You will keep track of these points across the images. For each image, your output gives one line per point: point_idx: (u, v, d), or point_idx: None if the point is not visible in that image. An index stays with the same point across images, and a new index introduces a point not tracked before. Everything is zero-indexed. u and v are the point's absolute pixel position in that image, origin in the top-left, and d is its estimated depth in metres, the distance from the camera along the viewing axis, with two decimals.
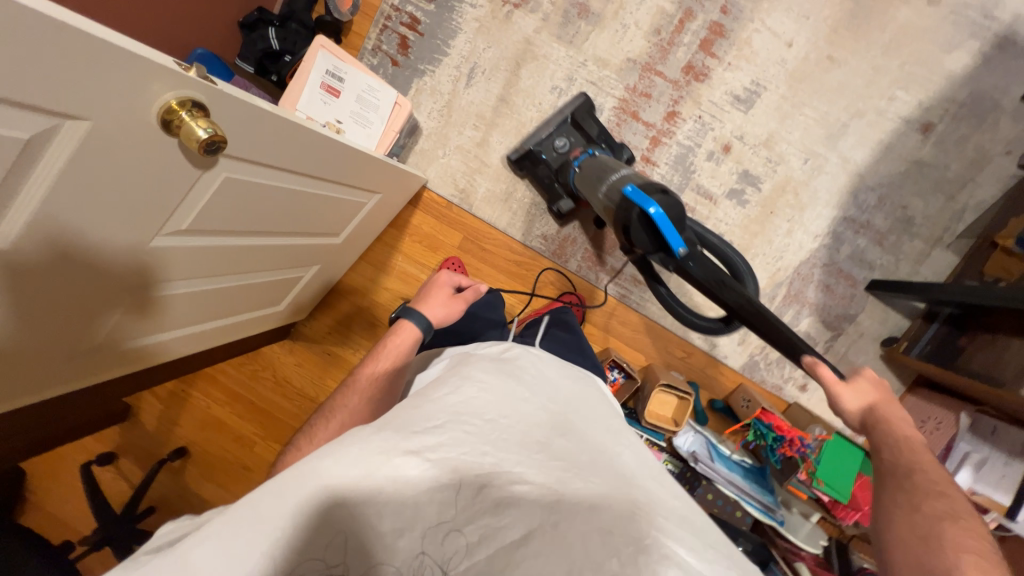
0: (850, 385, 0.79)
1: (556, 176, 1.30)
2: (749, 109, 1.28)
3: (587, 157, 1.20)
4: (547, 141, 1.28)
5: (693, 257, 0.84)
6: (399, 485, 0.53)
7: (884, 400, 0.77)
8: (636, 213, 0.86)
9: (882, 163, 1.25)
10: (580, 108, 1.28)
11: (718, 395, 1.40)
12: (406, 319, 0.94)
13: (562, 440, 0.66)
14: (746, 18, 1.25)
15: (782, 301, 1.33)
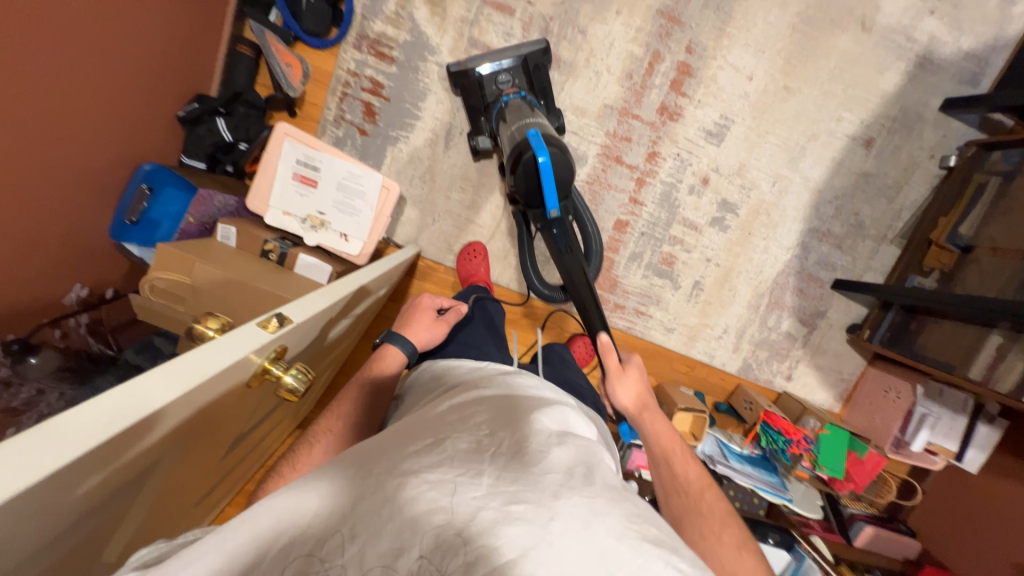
0: (624, 377, 0.91)
1: (485, 110, 1.21)
2: (721, 143, 1.36)
3: (519, 103, 1.13)
4: (493, 71, 1.17)
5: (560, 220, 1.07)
6: (394, 495, 0.45)
7: (645, 386, 0.91)
8: (528, 156, 0.98)
9: (836, 178, 1.40)
10: (535, 54, 1.19)
11: (720, 398, 1.56)
12: (390, 344, 0.88)
13: (566, 446, 0.55)
14: (709, 56, 1.30)
15: (765, 308, 1.49)
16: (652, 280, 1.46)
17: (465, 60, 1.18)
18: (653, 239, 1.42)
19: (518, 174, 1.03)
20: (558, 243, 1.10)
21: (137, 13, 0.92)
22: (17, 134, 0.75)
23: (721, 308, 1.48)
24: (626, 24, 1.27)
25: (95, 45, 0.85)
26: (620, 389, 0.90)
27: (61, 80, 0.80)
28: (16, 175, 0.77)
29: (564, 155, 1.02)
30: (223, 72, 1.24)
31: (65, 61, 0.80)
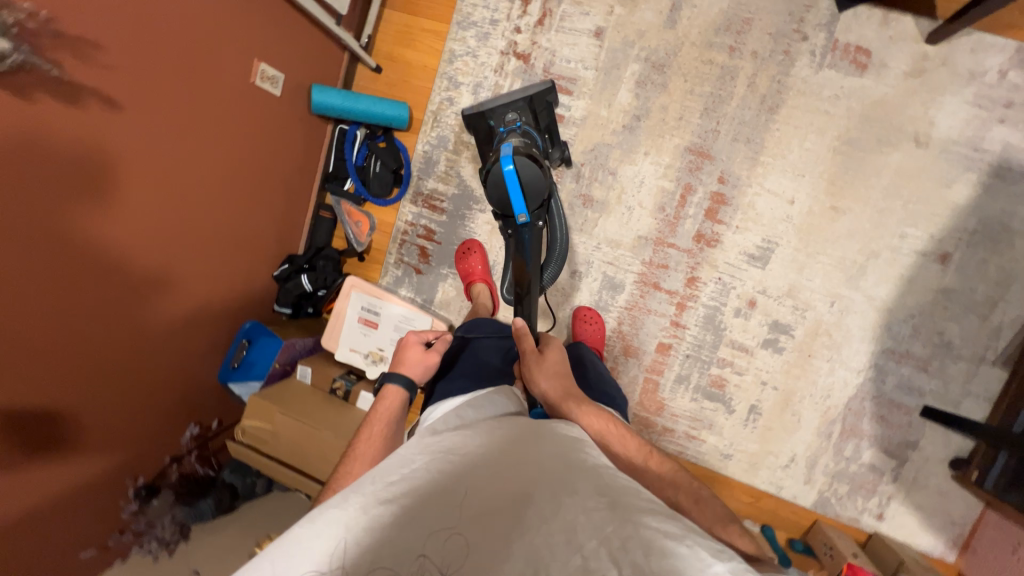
0: (544, 367, 0.90)
1: (489, 144, 1.25)
2: (766, 265, 1.32)
3: (517, 132, 1.14)
4: (500, 110, 1.19)
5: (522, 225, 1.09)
6: (412, 491, 0.53)
7: (565, 372, 0.90)
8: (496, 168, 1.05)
9: (908, 296, 1.27)
10: (545, 95, 1.23)
11: (795, 534, 1.39)
12: (387, 383, 0.90)
13: (561, 449, 0.62)
14: (743, 184, 1.31)
15: (840, 435, 1.34)
16: (701, 403, 1.40)
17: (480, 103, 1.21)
18: (700, 361, 1.38)
19: (489, 184, 1.10)
20: (523, 264, 1.15)
21: (243, 212, 1.22)
22: (143, 319, 1.02)
23: (785, 434, 1.37)
24: (655, 162, 1.34)
25: (208, 241, 1.14)
26: (541, 370, 0.89)
27: (179, 272, 1.08)
28: (139, 349, 1.04)
29: (534, 176, 1.07)
30: (309, 232, 1.50)
31: (184, 256, 1.08)
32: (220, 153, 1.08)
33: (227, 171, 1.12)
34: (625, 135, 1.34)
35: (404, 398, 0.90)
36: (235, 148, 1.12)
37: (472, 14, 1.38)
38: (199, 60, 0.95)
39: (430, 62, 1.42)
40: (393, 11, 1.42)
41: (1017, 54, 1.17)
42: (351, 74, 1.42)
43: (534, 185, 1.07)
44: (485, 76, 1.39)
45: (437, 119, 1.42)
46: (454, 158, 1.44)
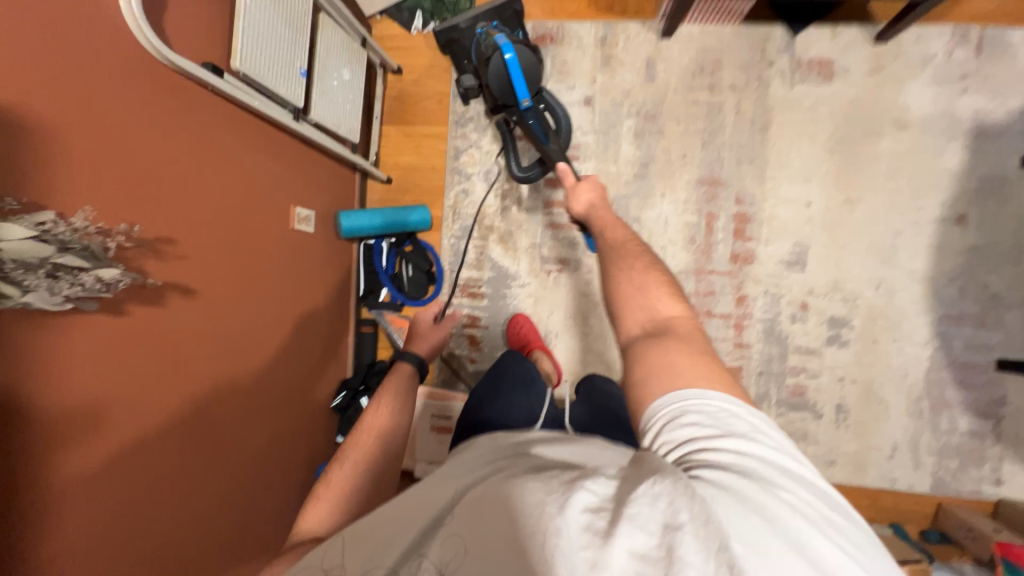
0: (578, 189, 0.86)
1: (463, 53, 1.31)
2: (805, 267, 1.37)
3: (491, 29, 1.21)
4: (471, 23, 1.27)
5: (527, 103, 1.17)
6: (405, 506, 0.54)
7: (599, 197, 0.85)
8: (496, 55, 1.14)
9: (943, 261, 1.34)
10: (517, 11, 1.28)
11: (926, 524, 1.35)
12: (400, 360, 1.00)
13: (551, 468, 0.56)
14: (760, 200, 1.39)
15: (931, 410, 1.34)
16: (789, 416, 1.39)
17: (448, 22, 1.28)
18: (774, 374, 1.39)
19: (489, 75, 1.17)
20: (530, 130, 1.19)
21: (287, 363, 1.14)
22: (207, 519, 0.91)
23: (879, 425, 1.36)
24: (674, 201, 1.41)
25: (260, 409, 1.04)
26: (574, 198, 0.86)
27: (237, 435, 0.97)
28: (207, 528, 0.90)
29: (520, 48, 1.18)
30: (354, 351, 1.46)
31: (246, 416, 0.99)
32: (257, 311, 1.01)
33: (266, 329, 1.05)
34: (638, 183, 1.42)
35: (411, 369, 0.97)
36: (269, 303, 1.06)
37: (466, 112, 1.46)
38: (245, 216, 0.95)
39: (437, 162, 1.48)
40: (391, 126, 1.49)
41: (955, 35, 1.33)
42: (364, 191, 1.47)
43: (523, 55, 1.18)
44: (493, 163, 1.45)
45: (456, 212, 1.47)
46: (481, 244, 1.46)
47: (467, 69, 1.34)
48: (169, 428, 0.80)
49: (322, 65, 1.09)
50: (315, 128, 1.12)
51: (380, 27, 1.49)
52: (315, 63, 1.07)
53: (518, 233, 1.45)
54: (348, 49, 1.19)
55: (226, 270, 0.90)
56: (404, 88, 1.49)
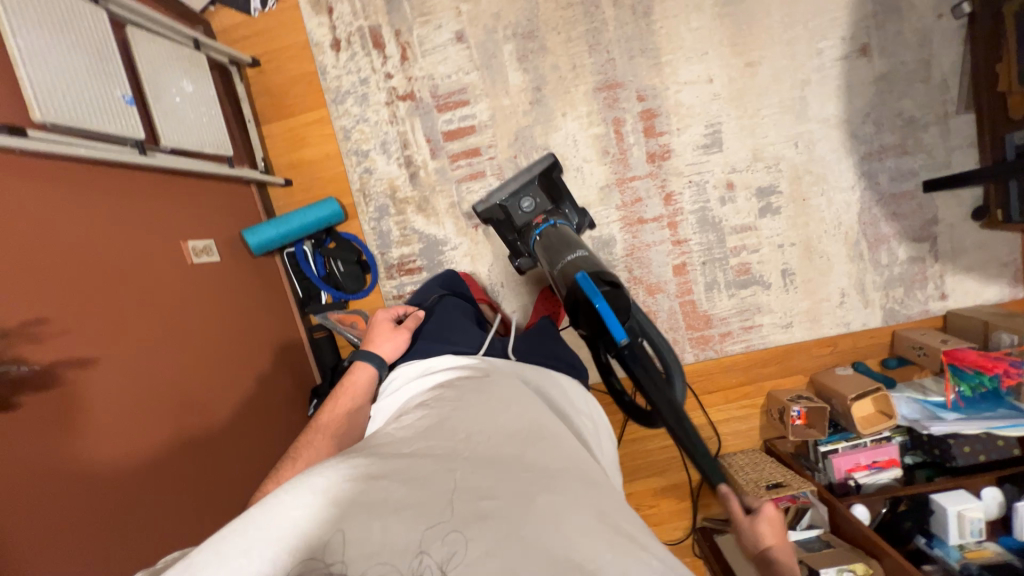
0: (759, 518, 0.69)
1: (519, 236, 1.24)
2: (722, 147, 1.34)
3: (549, 226, 1.15)
4: (514, 199, 1.21)
5: (632, 347, 0.83)
6: (392, 483, 0.53)
7: (780, 544, 0.67)
8: (583, 300, 0.83)
9: (855, 98, 1.30)
10: (551, 169, 1.24)
11: (885, 354, 1.43)
12: (358, 359, 0.93)
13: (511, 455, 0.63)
14: (662, 90, 1.33)
15: (871, 249, 1.37)
16: (740, 295, 1.42)
17: (486, 198, 1.24)
18: (717, 261, 1.40)
19: (574, 317, 0.88)
20: (626, 361, 0.84)
21: (255, 398, 1.17)
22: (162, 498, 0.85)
23: (825, 278, 1.40)
24: (577, 118, 1.35)
25: (244, 440, 1.08)
26: (757, 535, 0.69)
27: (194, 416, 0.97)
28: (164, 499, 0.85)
29: (563, 232, 1.09)
30: (315, 357, 1.46)
31: (199, 400, 1.00)
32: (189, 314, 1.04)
33: (214, 343, 1.09)
34: (536, 110, 1.35)
35: (372, 372, 0.92)
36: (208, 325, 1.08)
37: (340, 86, 1.36)
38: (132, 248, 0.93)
39: (330, 148, 1.40)
40: (270, 124, 1.40)
41: None
42: (267, 201, 1.40)
43: (585, 255, 0.95)
44: (386, 132, 1.38)
45: (367, 194, 1.41)
46: (402, 218, 1.42)
47: (524, 248, 1.27)
48: (149, 478, 0.84)
49: (153, 86, 1.00)
50: (176, 155, 1.06)
51: (218, 18, 1.35)
52: (143, 85, 0.98)
53: (435, 197, 1.41)
54: (180, 58, 1.09)
55: (150, 332, 0.93)
56: (268, 79, 1.38)
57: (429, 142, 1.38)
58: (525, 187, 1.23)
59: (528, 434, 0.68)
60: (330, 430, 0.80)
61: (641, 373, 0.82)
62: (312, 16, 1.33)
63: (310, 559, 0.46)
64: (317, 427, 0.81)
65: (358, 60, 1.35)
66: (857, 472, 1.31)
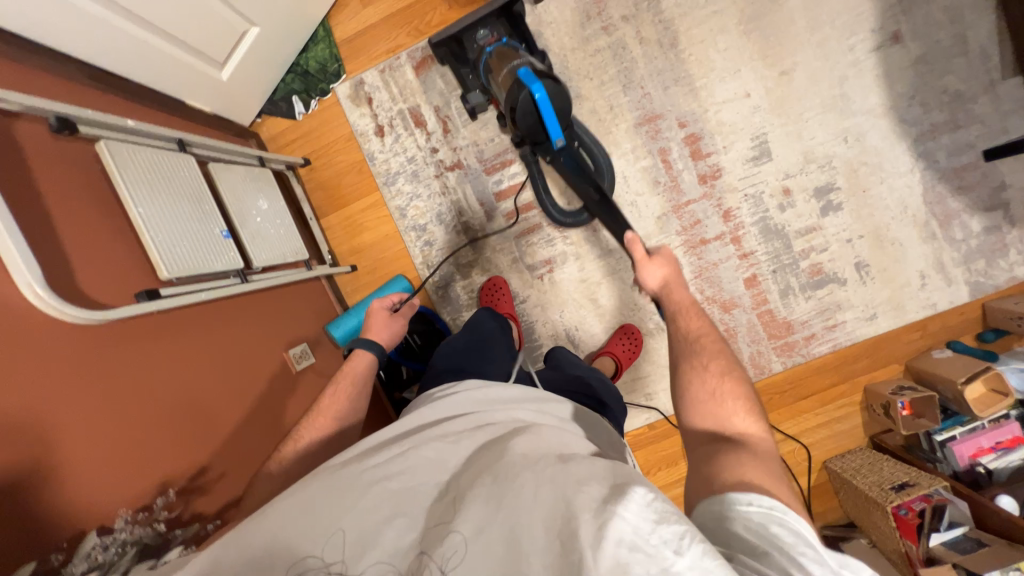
0: (654, 261, 0.86)
1: (471, 69, 1.28)
2: (771, 155, 1.35)
3: (502, 48, 1.15)
4: (473, 32, 1.22)
5: (569, 149, 1.09)
6: (388, 491, 0.57)
7: (675, 276, 0.85)
8: (524, 95, 0.97)
9: (896, 84, 1.31)
10: (512, 2, 1.19)
11: (979, 328, 1.39)
12: (357, 345, 0.98)
13: (482, 455, 0.60)
14: (702, 113, 1.35)
15: (942, 226, 1.36)
16: (817, 295, 1.41)
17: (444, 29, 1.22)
18: (787, 266, 1.40)
19: (512, 114, 1.02)
20: (562, 163, 1.11)
21: (280, 406, 1.02)
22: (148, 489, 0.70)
23: (900, 264, 1.38)
24: (623, 155, 1.37)
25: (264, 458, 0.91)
26: (645, 276, 0.86)
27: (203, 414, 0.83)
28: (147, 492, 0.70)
29: (508, 53, 1.11)
30: None
31: (214, 399, 0.86)
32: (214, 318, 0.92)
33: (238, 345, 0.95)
34: None
35: (372, 358, 0.96)
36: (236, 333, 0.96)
37: (390, 168, 1.41)
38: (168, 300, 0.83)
39: (388, 228, 1.44)
40: (328, 217, 1.45)
41: None
42: (338, 289, 1.44)
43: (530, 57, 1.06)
44: (440, 203, 1.42)
45: (430, 265, 1.44)
46: (467, 282, 1.44)
47: (474, 84, 1.30)
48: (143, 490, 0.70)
49: (239, 213, 1.05)
50: (267, 271, 1.09)
51: (266, 128, 1.42)
52: (232, 215, 1.03)
53: (497, 256, 1.43)
54: (253, 179, 1.14)
55: (172, 346, 0.81)
56: (321, 175, 1.43)
57: (483, 205, 1.41)
58: (483, 19, 1.22)
59: (523, 427, 0.64)
60: (331, 420, 0.85)
61: (572, 166, 1.09)
62: (353, 109, 1.40)
63: (319, 559, 0.52)
64: (319, 411, 0.85)
65: (403, 141, 1.40)
66: (983, 457, 1.27)
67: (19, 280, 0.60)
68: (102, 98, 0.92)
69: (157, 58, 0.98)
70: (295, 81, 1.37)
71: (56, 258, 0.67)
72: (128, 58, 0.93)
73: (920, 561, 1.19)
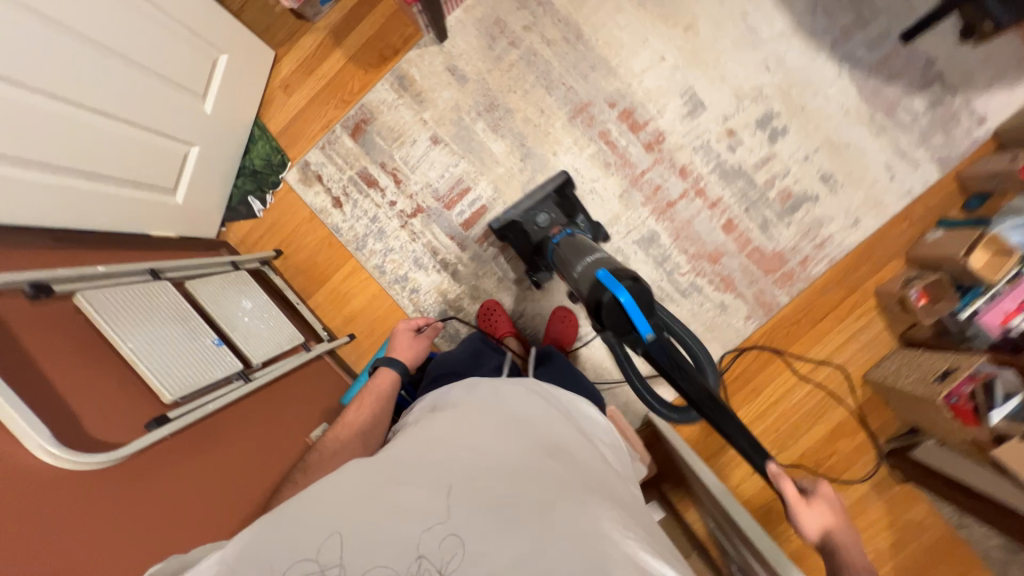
0: (812, 506, 0.82)
1: (536, 252, 1.32)
2: (704, 105, 1.39)
3: (565, 234, 1.23)
4: (530, 214, 1.32)
5: (663, 341, 0.83)
6: (404, 492, 0.57)
7: (840, 527, 0.81)
8: (608, 297, 0.88)
9: (794, 4, 1.36)
10: (563, 189, 1.35)
11: (962, 198, 1.39)
12: (384, 367, 1.02)
13: (513, 457, 0.64)
14: (627, 88, 1.40)
15: (888, 116, 1.38)
16: (796, 219, 1.41)
17: (505, 215, 1.32)
18: (757, 201, 1.41)
19: (598, 320, 0.92)
20: (653, 355, 0.84)
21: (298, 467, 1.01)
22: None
23: (863, 164, 1.39)
24: (568, 149, 1.41)
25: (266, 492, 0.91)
26: (807, 524, 0.81)
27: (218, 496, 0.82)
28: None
29: (576, 240, 1.18)
30: None
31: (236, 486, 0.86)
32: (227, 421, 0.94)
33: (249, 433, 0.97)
34: (530, 162, 1.42)
35: (396, 378, 1.00)
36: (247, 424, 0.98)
37: (357, 232, 1.45)
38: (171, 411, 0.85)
39: (373, 288, 1.47)
40: (314, 296, 1.48)
41: None
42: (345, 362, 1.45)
43: (603, 256, 1.05)
44: (414, 249, 1.45)
45: (422, 309, 1.46)
46: (463, 314, 1.45)
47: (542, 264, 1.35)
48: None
49: (225, 319, 1.08)
50: (268, 364, 1.12)
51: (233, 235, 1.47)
52: (220, 323, 1.06)
53: (483, 281, 1.45)
54: (231, 284, 1.18)
55: (187, 451, 0.83)
56: (295, 260, 1.47)
57: (454, 238, 1.44)
58: (541, 203, 1.34)
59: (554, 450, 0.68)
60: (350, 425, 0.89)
61: (671, 364, 0.81)
62: (307, 190, 1.45)
63: (314, 562, 0.52)
64: (343, 423, 0.89)
65: (361, 205, 1.44)
66: (1014, 321, 1.20)
67: (31, 444, 0.62)
68: (71, 255, 0.97)
69: (110, 203, 1.04)
70: (247, 182, 1.44)
71: (63, 413, 0.70)
72: (85, 215, 1.00)
73: (993, 444, 1.12)
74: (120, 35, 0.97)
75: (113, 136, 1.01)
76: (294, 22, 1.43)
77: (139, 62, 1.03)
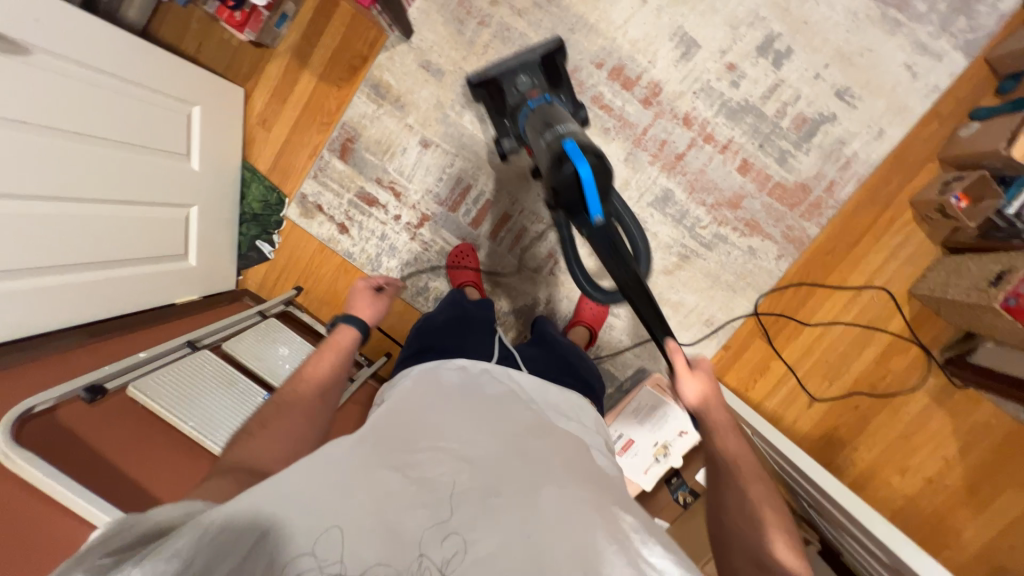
0: (692, 390, 0.82)
1: (507, 113, 1.17)
2: (699, 43, 1.29)
3: (544, 100, 1.07)
4: (510, 73, 1.13)
5: (608, 228, 0.85)
6: (414, 481, 0.56)
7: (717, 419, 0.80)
8: (567, 167, 0.83)
9: None
10: (553, 54, 1.17)
11: (995, 82, 1.28)
12: (340, 324, 0.93)
13: (497, 441, 0.63)
14: (612, 44, 1.30)
15: (901, 10, 1.26)
16: (814, 144, 1.33)
17: (482, 70, 1.16)
18: (770, 135, 1.33)
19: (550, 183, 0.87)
20: (596, 242, 0.86)
21: None
22: None
23: (880, 69, 1.29)
24: None
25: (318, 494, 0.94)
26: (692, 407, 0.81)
27: None
28: None
29: (552, 108, 1.03)
30: None
31: None
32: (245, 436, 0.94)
33: None
34: None
35: (357, 335, 0.92)
36: None
37: (369, 254, 1.44)
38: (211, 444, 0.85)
39: (398, 304, 1.46)
40: None
41: None
42: None
43: (575, 129, 0.94)
44: (428, 258, 1.43)
45: None
46: None
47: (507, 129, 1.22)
48: None
49: (267, 372, 1.10)
50: None
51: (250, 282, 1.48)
52: (264, 377, 1.08)
53: (503, 275, 1.43)
54: (263, 334, 1.19)
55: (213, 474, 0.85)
56: (315, 293, 1.47)
57: (466, 239, 1.42)
58: (524, 65, 1.14)
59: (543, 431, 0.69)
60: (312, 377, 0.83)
61: (607, 252, 0.85)
62: (311, 222, 1.43)
63: (313, 558, 0.49)
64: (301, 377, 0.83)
65: (367, 226, 1.42)
66: None
67: (117, 537, 0.65)
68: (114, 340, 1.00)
69: (129, 285, 1.06)
70: (251, 228, 1.44)
71: (154, 504, 0.73)
72: (109, 302, 1.02)
73: None
74: (91, 118, 0.95)
75: (114, 220, 1.01)
76: (254, 52, 1.37)
77: (117, 139, 1.01)
